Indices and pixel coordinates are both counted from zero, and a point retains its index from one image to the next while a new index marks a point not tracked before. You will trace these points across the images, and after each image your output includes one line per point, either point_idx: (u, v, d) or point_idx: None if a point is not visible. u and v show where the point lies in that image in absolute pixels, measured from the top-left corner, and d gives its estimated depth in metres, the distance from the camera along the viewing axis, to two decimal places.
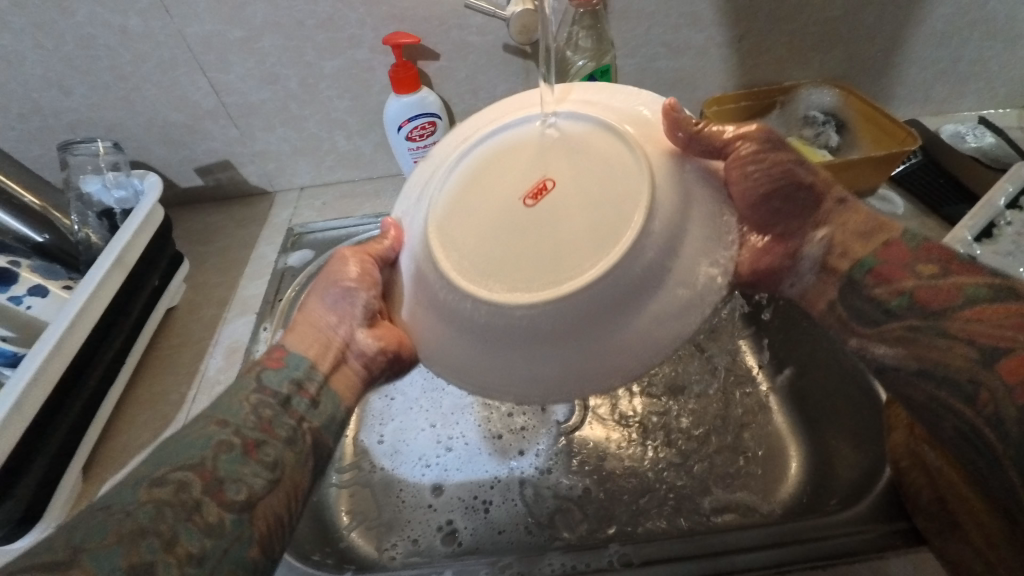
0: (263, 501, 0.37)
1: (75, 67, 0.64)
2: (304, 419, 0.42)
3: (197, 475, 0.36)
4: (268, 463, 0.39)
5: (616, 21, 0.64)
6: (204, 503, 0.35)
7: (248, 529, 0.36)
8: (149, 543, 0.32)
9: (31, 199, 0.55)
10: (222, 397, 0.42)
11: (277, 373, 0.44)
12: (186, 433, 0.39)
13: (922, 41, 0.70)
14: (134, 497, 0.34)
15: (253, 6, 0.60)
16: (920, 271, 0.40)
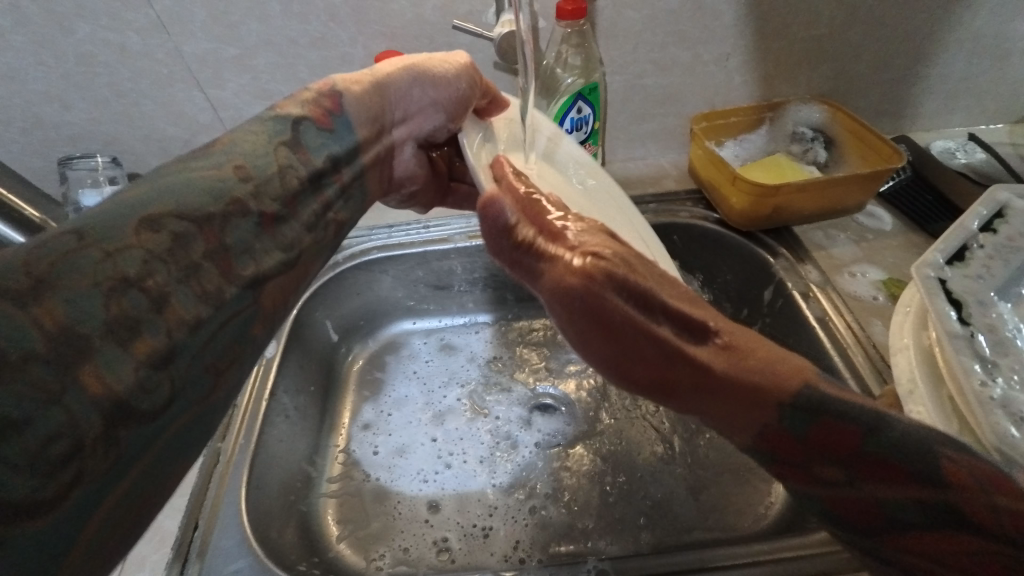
0: (271, 281, 0.38)
1: (76, 83, 0.65)
2: (330, 207, 0.46)
3: (204, 233, 0.34)
4: (284, 241, 0.40)
5: (603, 40, 0.66)
6: (203, 269, 0.34)
7: (251, 303, 0.36)
8: (135, 297, 0.29)
9: (31, 214, 0.56)
10: (242, 139, 0.41)
11: (320, 135, 0.46)
12: (196, 170, 0.36)
13: (908, 58, 0.71)
14: (121, 234, 0.30)
15: (247, 25, 0.62)
16: (824, 473, 0.32)
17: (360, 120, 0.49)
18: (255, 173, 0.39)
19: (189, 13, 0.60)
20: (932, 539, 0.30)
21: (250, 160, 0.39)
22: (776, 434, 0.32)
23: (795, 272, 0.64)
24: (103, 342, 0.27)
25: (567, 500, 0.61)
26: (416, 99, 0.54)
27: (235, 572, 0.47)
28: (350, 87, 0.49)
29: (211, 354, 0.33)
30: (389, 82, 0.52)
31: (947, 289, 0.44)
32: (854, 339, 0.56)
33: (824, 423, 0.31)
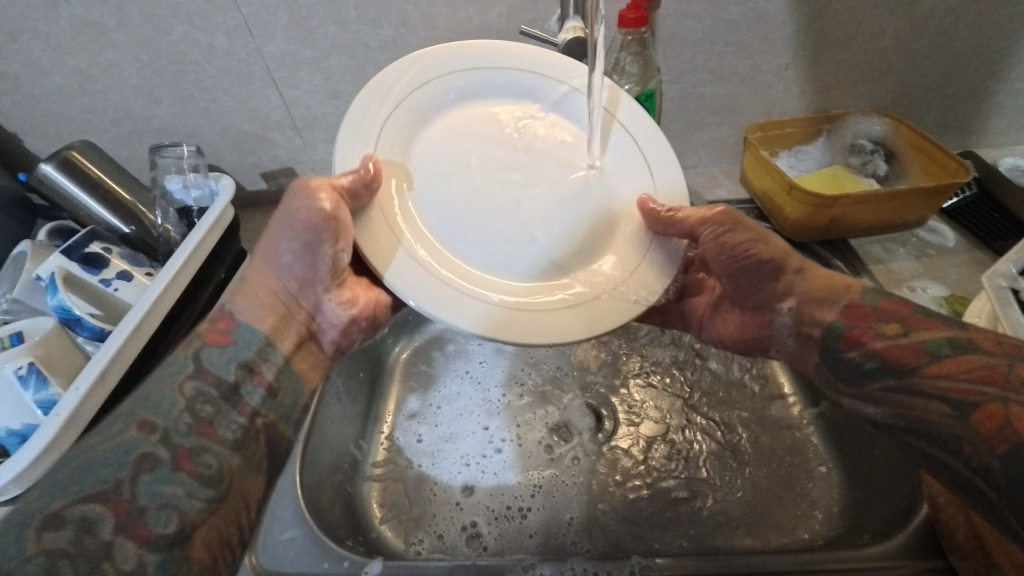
0: (200, 527, 0.38)
1: (165, 79, 0.71)
2: (252, 412, 0.45)
3: (109, 508, 0.36)
4: (204, 477, 0.40)
5: (662, 48, 0.67)
6: (116, 546, 0.35)
7: (180, 561, 0.37)
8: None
9: (121, 194, 0.62)
10: (148, 388, 0.43)
11: (222, 353, 0.46)
12: (101, 445, 0.38)
13: (980, 72, 0.69)
14: (20, 549, 0.33)
15: (324, 29, 0.66)
16: (885, 331, 0.45)
17: (262, 316, 0.49)
18: (161, 420, 0.41)
19: (272, 17, 0.65)
20: (989, 407, 0.38)
21: (152, 411, 0.41)
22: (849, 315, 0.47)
23: None
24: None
25: (603, 495, 0.62)
26: (295, 261, 0.49)
27: (288, 540, 0.50)
28: (236, 295, 0.49)
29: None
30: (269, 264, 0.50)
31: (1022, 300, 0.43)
32: None
33: (892, 301, 0.46)
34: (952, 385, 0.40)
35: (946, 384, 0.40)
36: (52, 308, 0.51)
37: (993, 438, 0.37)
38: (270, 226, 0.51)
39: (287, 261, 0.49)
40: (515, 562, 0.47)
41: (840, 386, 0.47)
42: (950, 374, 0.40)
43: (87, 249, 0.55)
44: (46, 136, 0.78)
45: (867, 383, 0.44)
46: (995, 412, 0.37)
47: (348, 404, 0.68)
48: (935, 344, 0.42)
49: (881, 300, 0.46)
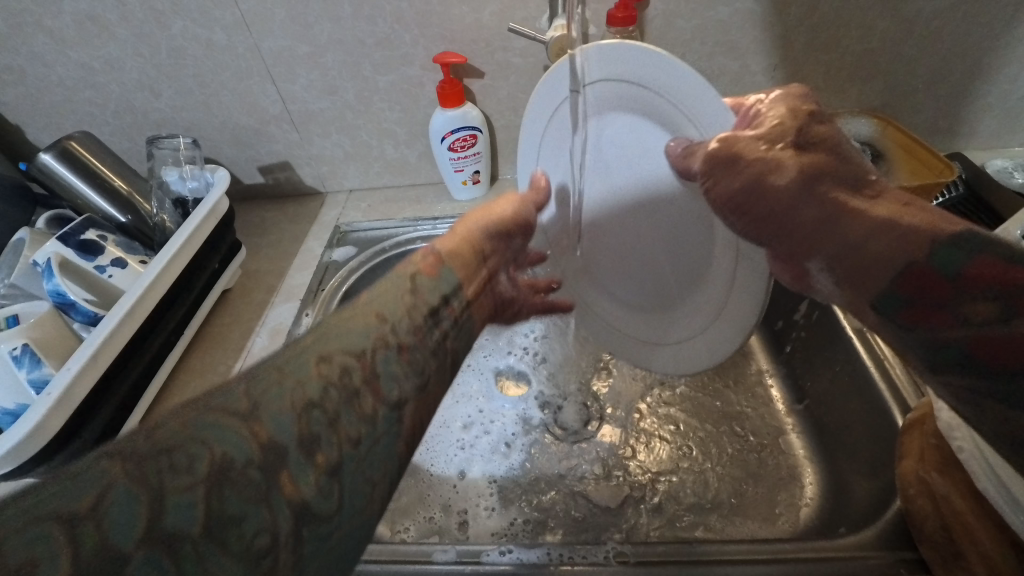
0: (409, 407, 0.34)
1: (166, 73, 0.73)
2: (447, 338, 0.39)
3: (360, 363, 0.33)
4: (417, 367, 0.35)
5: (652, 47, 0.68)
6: (360, 395, 0.32)
7: (394, 425, 0.32)
8: (318, 417, 0.29)
9: (120, 184, 0.63)
10: (373, 291, 0.38)
11: (433, 284, 0.41)
12: (348, 317, 0.35)
13: (968, 74, 0.69)
14: (302, 368, 0.30)
15: (321, 26, 0.67)
16: (984, 313, 0.34)
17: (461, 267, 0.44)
18: (392, 314, 0.36)
19: (270, 13, 0.66)
20: None
21: (385, 307, 0.37)
22: (920, 276, 0.36)
23: None
24: (294, 450, 0.27)
25: (588, 485, 0.62)
26: (494, 238, 0.50)
27: None
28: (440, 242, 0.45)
29: (370, 467, 0.30)
30: (475, 231, 0.49)
31: None
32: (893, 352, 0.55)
33: (984, 261, 0.33)
34: None
35: None
36: (48, 293, 0.52)
37: None
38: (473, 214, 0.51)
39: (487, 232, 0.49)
40: (493, 546, 0.48)
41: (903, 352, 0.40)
42: None
43: (83, 236, 0.57)
44: (48, 128, 0.80)
45: (938, 368, 0.37)
46: None
47: None
48: None
49: (984, 248, 0.33)
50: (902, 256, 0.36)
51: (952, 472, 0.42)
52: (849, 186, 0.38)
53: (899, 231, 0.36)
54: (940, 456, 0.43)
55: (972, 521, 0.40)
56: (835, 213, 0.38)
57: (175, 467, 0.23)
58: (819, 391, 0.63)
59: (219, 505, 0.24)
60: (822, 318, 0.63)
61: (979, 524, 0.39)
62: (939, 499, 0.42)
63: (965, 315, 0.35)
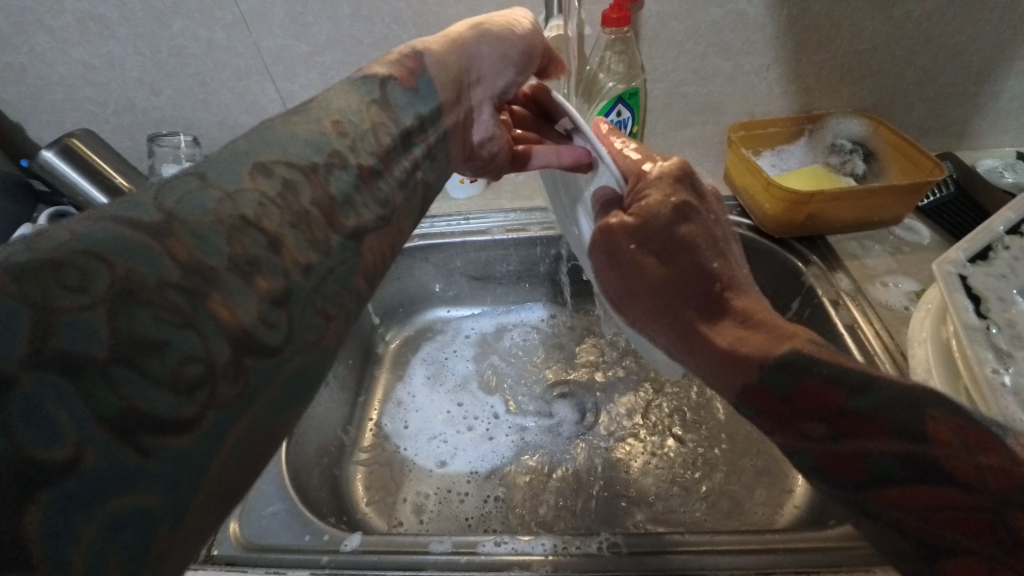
0: (370, 235, 0.34)
1: (165, 72, 0.73)
2: (419, 167, 0.40)
3: (312, 181, 0.31)
4: (381, 198, 0.36)
5: (646, 48, 0.69)
6: (312, 217, 0.31)
7: (354, 254, 0.33)
8: (255, 238, 0.27)
9: (120, 180, 0.64)
10: (336, 96, 0.37)
11: (406, 96, 0.41)
12: (298, 127, 0.33)
13: (958, 75, 0.71)
14: (236, 178, 0.28)
15: (319, 25, 0.68)
16: (813, 432, 0.36)
17: (443, 82, 0.44)
18: (354, 128, 0.36)
19: (269, 13, 0.67)
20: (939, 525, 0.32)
21: (346, 115, 0.36)
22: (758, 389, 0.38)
23: (826, 280, 0.64)
24: (228, 274, 0.25)
25: (584, 480, 0.63)
26: (487, 57, 0.48)
27: (272, 513, 0.51)
28: (431, 47, 0.45)
29: (322, 298, 0.30)
30: (468, 39, 0.47)
31: (969, 285, 0.46)
32: (882, 347, 0.55)
33: (808, 384, 0.36)
34: (936, 520, 0.32)
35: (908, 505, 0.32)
36: None
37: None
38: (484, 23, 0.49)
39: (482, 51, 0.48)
40: (488, 538, 0.48)
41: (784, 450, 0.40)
42: (936, 501, 0.32)
43: None
44: (49, 126, 0.80)
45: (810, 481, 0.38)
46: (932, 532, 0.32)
47: (336, 388, 0.70)
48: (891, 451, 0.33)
49: (806, 372, 0.36)
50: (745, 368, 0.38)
51: None
52: (700, 306, 0.41)
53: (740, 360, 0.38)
54: None
55: None
56: (686, 331, 0.42)
57: (63, 284, 0.21)
58: None
59: (135, 318, 0.22)
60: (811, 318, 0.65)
61: None
62: None
63: (806, 428, 0.36)
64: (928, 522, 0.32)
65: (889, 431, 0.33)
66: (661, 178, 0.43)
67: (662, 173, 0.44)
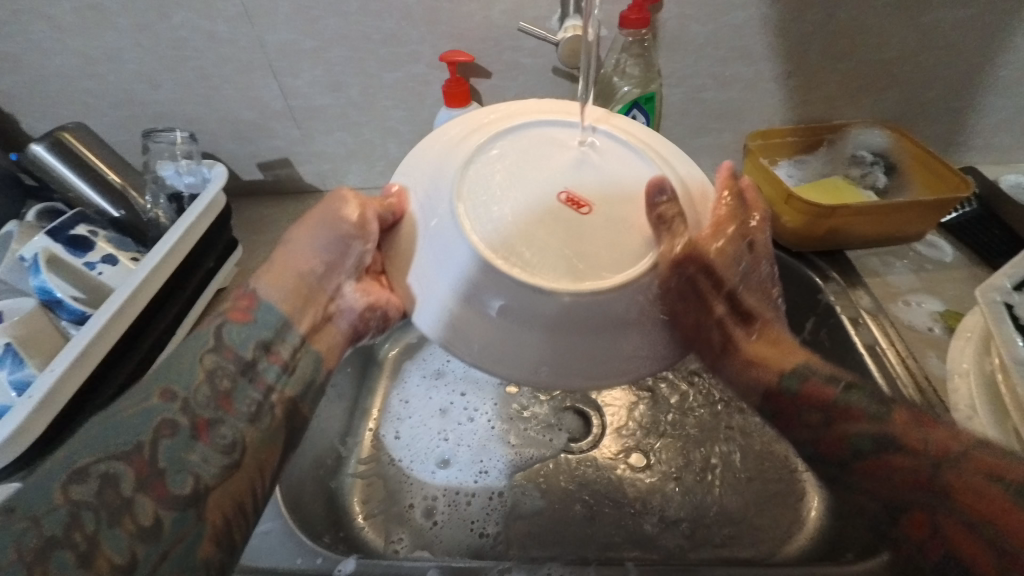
0: (215, 490, 0.39)
1: (165, 64, 0.71)
2: (272, 390, 0.45)
3: (133, 466, 0.37)
4: (224, 443, 0.41)
5: (665, 50, 0.66)
6: (136, 502, 0.36)
7: (196, 522, 0.38)
8: (65, 549, 0.33)
9: (113, 177, 0.61)
10: (170, 363, 0.43)
11: (241, 330, 0.46)
12: (119, 412, 0.40)
13: (986, 87, 0.68)
14: (47, 499, 0.34)
15: (326, 20, 0.65)
16: (809, 421, 0.45)
17: (284, 303, 0.48)
18: (184, 390, 0.42)
19: (273, 6, 0.64)
20: (968, 470, 0.38)
21: (173, 380, 0.42)
22: (784, 403, 0.46)
23: (846, 296, 0.62)
24: None
25: (590, 498, 0.61)
26: (326, 250, 0.50)
27: (263, 533, 0.49)
28: (263, 280, 0.49)
29: None
30: (287, 257, 0.50)
31: (1014, 314, 0.43)
32: (906, 371, 0.54)
33: (813, 385, 0.46)
34: (904, 478, 0.41)
35: (908, 448, 0.41)
36: (35, 289, 0.51)
37: (932, 550, 0.39)
38: (294, 235, 0.51)
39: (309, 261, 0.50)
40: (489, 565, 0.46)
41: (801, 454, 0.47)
42: (908, 464, 0.40)
43: (74, 231, 0.56)
44: (43, 118, 0.78)
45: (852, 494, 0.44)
46: (954, 460, 0.39)
47: (334, 396, 0.67)
48: (861, 433, 0.43)
49: (809, 377, 0.46)
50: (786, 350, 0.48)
51: None
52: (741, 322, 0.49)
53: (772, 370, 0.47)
54: None
55: None
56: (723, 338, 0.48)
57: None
58: None
59: None
60: (829, 337, 0.62)
61: None
62: None
63: (820, 430, 0.45)
64: (882, 485, 0.42)
65: (862, 417, 0.43)
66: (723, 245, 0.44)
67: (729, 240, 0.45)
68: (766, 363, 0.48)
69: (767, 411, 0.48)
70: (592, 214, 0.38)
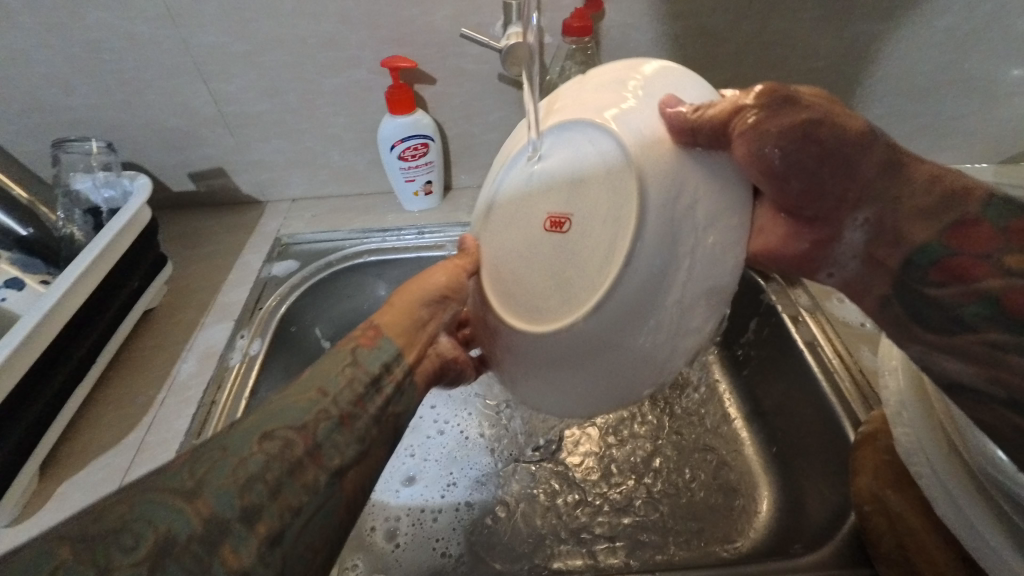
0: (349, 471, 0.36)
1: (79, 68, 0.65)
2: (390, 403, 0.41)
3: (301, 436, 0.35)
4: (358, 436, 0.38)
5: (608, 58, 0.67)
6: (303, 464, 0.34)
7: (336, 492, 0.35)
8: (259, 490, 0.32)
9: (19, 193, 0.57)
10: (318, 366, 0.40)
11: (373, 353, 0.42)
12: (289, 395, 0.37)
13: (904, 95, 0.73)
14: (245, 445, 0.33)
15: (258, 23, 0.62)
16: (999, 260, 0.34)
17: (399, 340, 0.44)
18: (332, 387, 0.38)
19: (199, 7, 0.61)
20: None
21: (327, 380, 0.39)
22: (951, 253, 0.36)
23: (785, 295, 0.65)
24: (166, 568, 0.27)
25: (550, 508, 0.61)
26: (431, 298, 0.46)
27: None
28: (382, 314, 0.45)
29: (308, 540, 0.33)
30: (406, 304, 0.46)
31: None
32: (840, 364, 0.56)
33: None
34: None
35: None
36: None
37: None
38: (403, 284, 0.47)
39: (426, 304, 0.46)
40: None
41: (915, 328, 0.40)
42: None
43: None
44: None
45: (956, 335, 0.36)
46: None
47: None
48: None
49: None
50: (940, 217, 0.37)
51: (905, 489, 0.42)
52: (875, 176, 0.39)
53: (939, 205, 0.37)
54: (891, 474, 0.43)
55: (925, 538, 0.40)
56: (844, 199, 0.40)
57: (121, 544, 0.27)
58: (775, 402, 0.63)
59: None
60: (770, 335, 0.64)
61: (931, 541, 0.40)
62: (894, 517, 0.41)
63: (991, 279, 0.35)
64: None
65: None
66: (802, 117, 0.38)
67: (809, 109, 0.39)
68: (929, 203, 0.38)
69: (914, 259, 0.38)
70: (569, 225, 0.40)
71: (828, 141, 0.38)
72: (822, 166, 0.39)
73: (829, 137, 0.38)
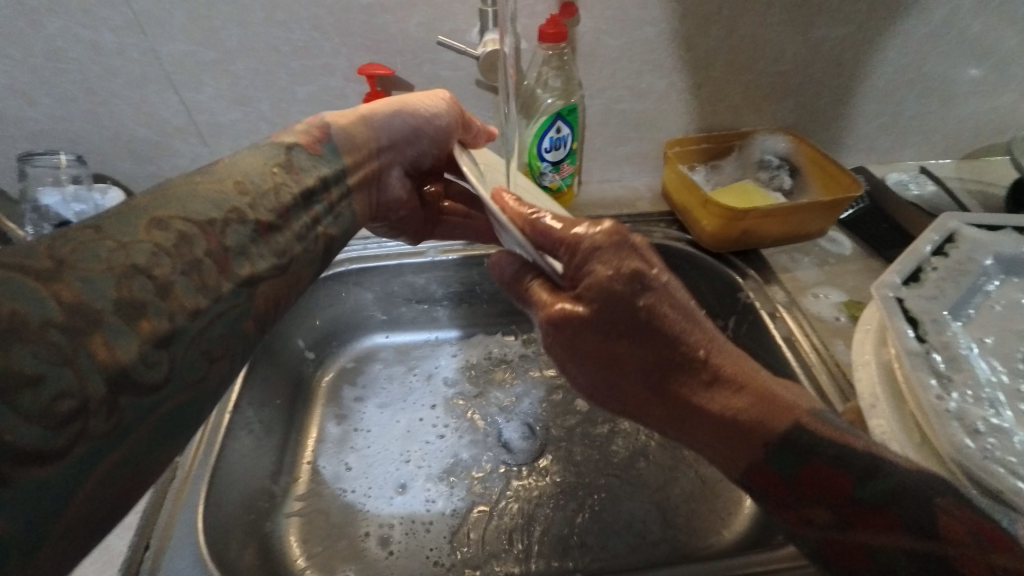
0: (263, 283, 0.43)
1: (41, 78, 0.63)
2: (318, 221, 0.50)
3: (207, 234, 0.39)
4: (277, 249, 0.45)
5: (584, 63, 0.68)
6: (204, 265, 0.38)
7: (245, 300, 0.41)
8: (144, 284, 0.34)
9: None
10: (244, 166, 0.46)
11: (310, 162, 0.50)
12: (202, 188, 0.41)
13: (868, 95, 0.75)
14: (133, 230, 0.35)
15: (228, 31, 0.61)
16: (806, 511, 0.37)
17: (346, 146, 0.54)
18: (255, 190, 0.44)
19: (168, 15, 0.60)
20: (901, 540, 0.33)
21: (246, 176, 0.45)
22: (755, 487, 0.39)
23: (763, 292, 0.66)
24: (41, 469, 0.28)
25: (541, 510, 0.61)
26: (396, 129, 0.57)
27: None
28: (337, 120, 0.54)
29: (206, 340, 0.37)
30: (371, 114, 0.56)
31: (904, 307, 0.47)
32: (817, 358, 0.58)
33: (813, 467, 0.36)
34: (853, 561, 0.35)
35: (883, 539, 0.34)
36: None
37: None
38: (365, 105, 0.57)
39: (384, 130, 0.56)
40: None
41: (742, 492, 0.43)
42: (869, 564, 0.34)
43: None
44: None
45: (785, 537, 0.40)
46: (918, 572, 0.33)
47: (264, 433, 0.63)
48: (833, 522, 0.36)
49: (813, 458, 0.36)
50: (745, 450, 0.39)
51: None
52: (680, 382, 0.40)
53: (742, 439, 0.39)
54: None
55: None
56: (655, 402, 0.42)
57: None
58: None
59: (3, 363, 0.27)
60: (749, 331, 0.67)
61: None
62: None
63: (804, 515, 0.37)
64: (850, 562, 0.35)
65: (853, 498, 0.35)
66: (596, 343, 0.41)
67: (604, 332, 0.41)
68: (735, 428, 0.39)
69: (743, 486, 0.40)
70: None
71: (622, 360, 0.41)
72: (624, 385, 0.42)
73: (622, 356, 0.41)
